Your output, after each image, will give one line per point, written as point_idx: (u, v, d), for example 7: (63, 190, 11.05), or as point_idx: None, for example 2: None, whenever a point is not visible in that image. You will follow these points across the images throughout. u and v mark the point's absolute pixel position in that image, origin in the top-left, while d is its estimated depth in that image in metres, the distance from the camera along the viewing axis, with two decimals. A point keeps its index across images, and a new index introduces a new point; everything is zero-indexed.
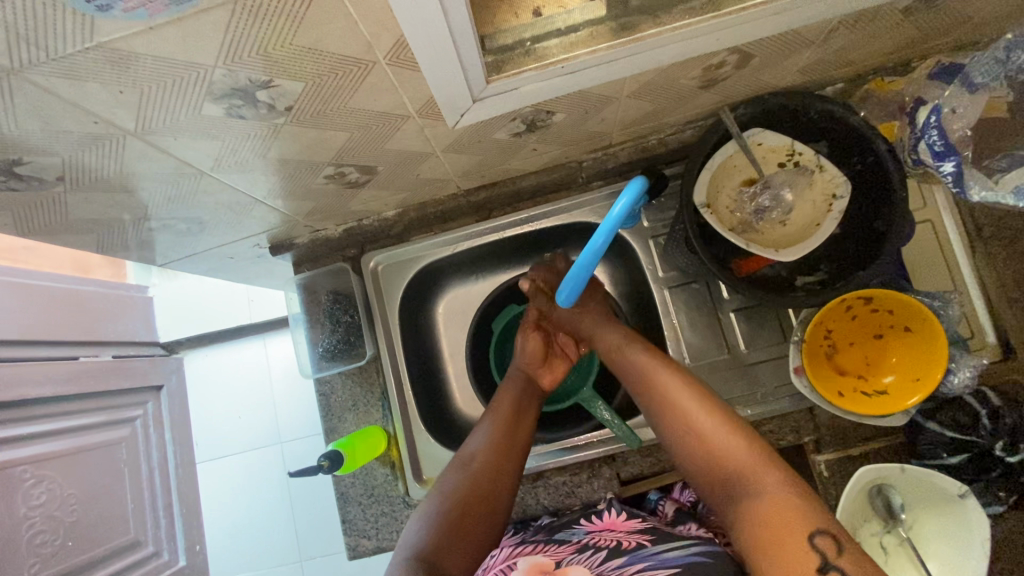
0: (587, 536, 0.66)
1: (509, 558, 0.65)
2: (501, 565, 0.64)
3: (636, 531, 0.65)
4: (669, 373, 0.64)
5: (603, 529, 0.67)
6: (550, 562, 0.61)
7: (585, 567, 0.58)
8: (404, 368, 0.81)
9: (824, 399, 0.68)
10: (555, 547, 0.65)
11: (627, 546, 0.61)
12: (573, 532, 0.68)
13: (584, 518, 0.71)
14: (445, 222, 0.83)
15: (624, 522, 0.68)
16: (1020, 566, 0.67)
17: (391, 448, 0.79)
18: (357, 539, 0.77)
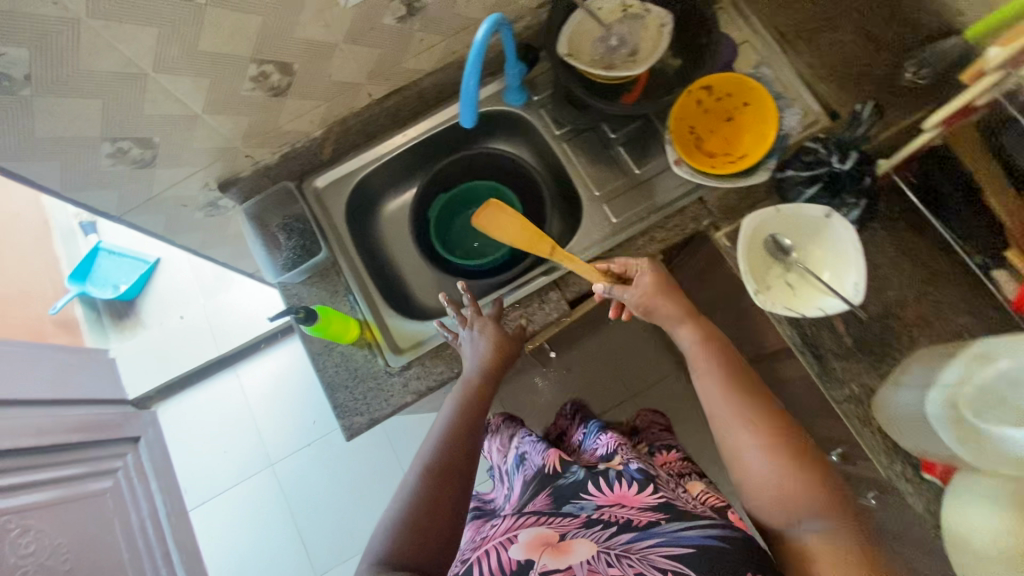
0: (595, 511, 0.75)
1: (510, 531, 0.76)
2: (505, 537, 0.75)
3: (649, 506, 0.73)
4: (730, 405, 0.72)
5: (613, 502, 0.77)
6: (552, 533, 0.71)
7: (591, 540, 0.67)
8: (360, 265, 0.91)
9: (700, 173, 0.83)
10: (560, 521, 0.74)
11: (638, 523, 0.69)
12: (582, 506, 0.77)
13: (593, 486, 0.81)
14: (369, 139, 0.96)
15: (635, 496, 0.76)
16: (891, 266, 0.81)
17: (366, 332, 0.87)
18: (351, 419, 0.84)
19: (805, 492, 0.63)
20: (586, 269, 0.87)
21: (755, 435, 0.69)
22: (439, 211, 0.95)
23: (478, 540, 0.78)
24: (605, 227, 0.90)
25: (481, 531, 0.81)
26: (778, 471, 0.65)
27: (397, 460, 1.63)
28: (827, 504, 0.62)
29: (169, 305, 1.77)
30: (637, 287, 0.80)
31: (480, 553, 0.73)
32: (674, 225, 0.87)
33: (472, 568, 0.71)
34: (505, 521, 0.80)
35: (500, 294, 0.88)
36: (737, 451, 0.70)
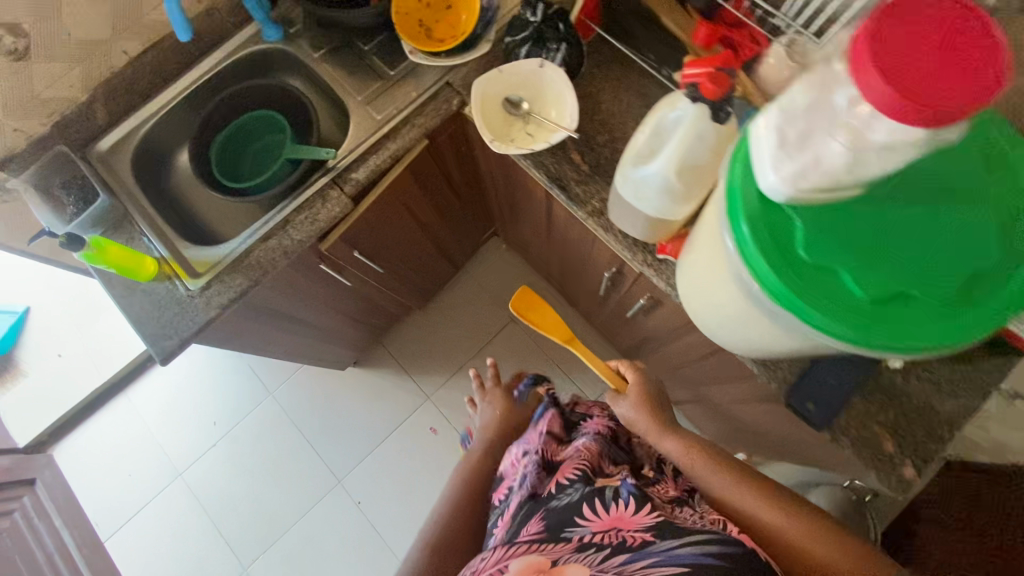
0: (591, 533, 0.74)
1: (501, 559, 0.74)
2: (494, 569, 0.73)
3: (645, 523, 0.73)
4: (743, 481, 0.79)
5: (611, 525, 0.74)
6: (545, 560, 0.72)
7: (584, 565, 0.69)
8: (152, 211, 0.96)
9: (434, 55, 0.94)
10: (553, 546, 0.74)
11: (633, 544, 0.70)
12: (578, 528, 0.76)
13: (590, 504, 0.78)
14: (143, 99, 1.02)
15: (632, 515, 0.75)
16: (613, 98, 0.93)
17: (165, 267, 0.92)
18: (160, 343, 0.89)
19: (820, 544, 0.70)
20: (360, 164, 0.95)
21: (779, 508, 0.74)
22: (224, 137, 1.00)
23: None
24: (371, 124, 0.97)
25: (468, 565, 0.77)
26: (806, 534, 0.71)
27: (302, 436, 1.66)
28: (844, 547, 0.69)
29: (46, 346, 1.75)
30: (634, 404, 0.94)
31: None
32: (429, 110, 0.97)
33: None
34: (494, 548, 0.78)
35: (284, 202, 0.94)
36: (763, 523, 0.74)
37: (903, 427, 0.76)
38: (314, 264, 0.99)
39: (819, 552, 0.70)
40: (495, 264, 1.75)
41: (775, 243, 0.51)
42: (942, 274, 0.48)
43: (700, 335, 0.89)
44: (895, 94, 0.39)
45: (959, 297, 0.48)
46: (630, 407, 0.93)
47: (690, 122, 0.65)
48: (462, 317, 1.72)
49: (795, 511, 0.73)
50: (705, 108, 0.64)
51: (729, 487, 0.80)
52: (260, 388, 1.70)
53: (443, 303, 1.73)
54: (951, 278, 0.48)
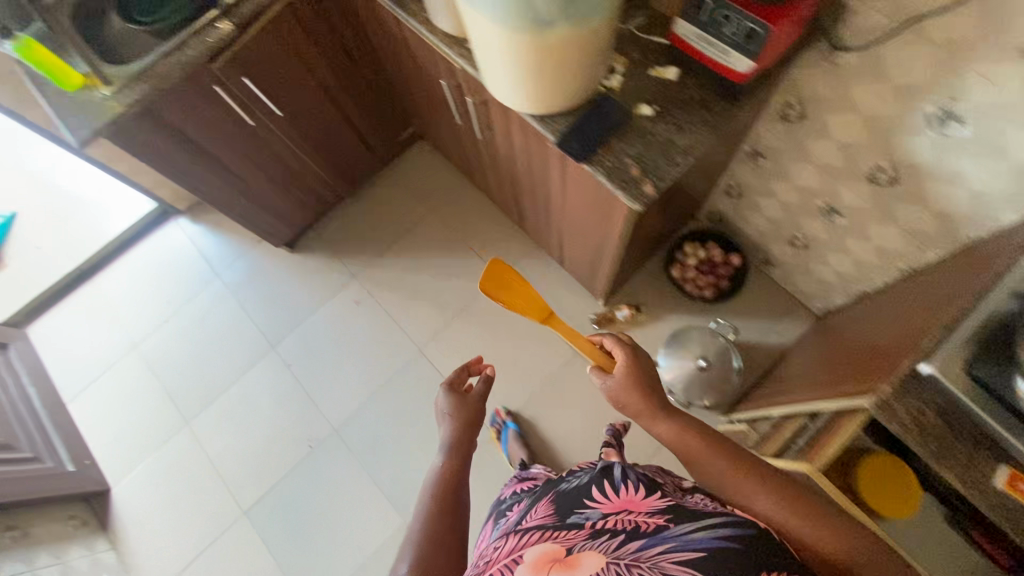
0: (602, 519, 0.77)
1: (516, 550, 0.77)
2: (510, 558, 0.76)
3: (657, 509, 0.76)
4: (771, 485, 0.79)
5: (621, 507, 0.79)
6: (559, 549, 0.73)
7: (596, 552, 0.70)
8: (82, 45, 1.19)
9: None
10: (566, 534, 0.76)
11: (647, 529, 0.73)
12: (588, 513, 0.79)
13: (592, 493, 0.82)
14: None
15: (642, 499, 0.79)
16: None
17: (87, 81, 1.14)
18: (77, 133, 1.10)
19: (816, 525, 0.74)
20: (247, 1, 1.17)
21: (775, 490, 0.78)
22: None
23: (479, 565, 0.80)
24: None
25: (483, 554, 0.82)
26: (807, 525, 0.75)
27: (243, 312, 1.85)
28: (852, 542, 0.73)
29: (27, 240, 2.01)
30: (618, 383, 0.96)
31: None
32: None
33: None
34: (506, 539, 0.81)
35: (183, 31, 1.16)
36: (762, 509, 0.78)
37: (648, 157, 0.93)
38: (211, 86, 1.21)
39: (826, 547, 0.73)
40: (418, 160, 1.95)
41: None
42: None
43: (514, 121, 1.07)
44: None
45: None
46: (619, 382, 0.96)
47: None
48: (389, 209, 1.91)
49: (794, 500, 0.77)
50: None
51: (744, 480, 0.81)
52: (210, 272, 1.91)
53: (370, 195, 1.93)
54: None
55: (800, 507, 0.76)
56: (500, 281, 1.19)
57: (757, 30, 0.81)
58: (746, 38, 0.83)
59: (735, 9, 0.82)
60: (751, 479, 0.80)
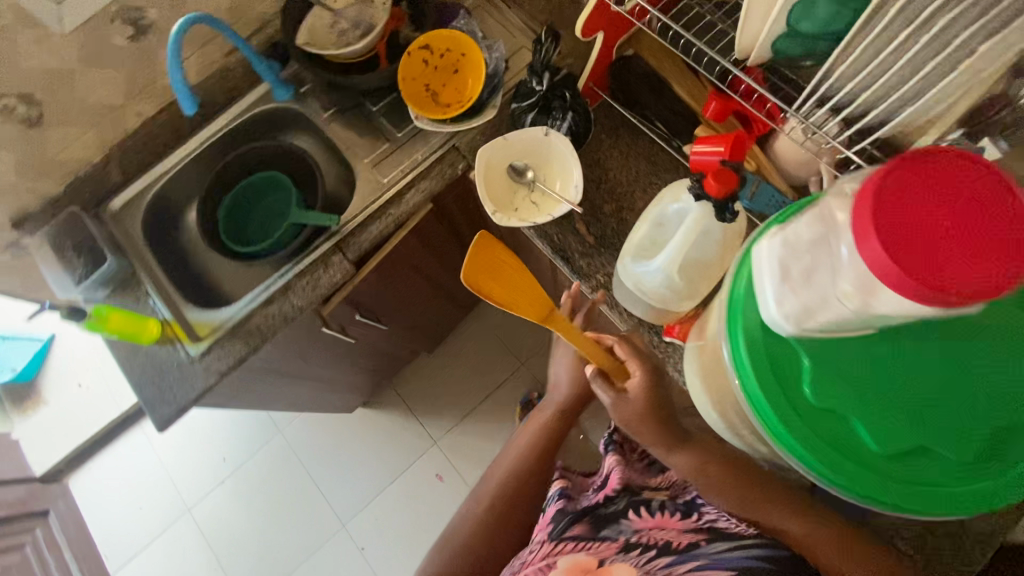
0: (634, 534, 0.70)
1: (549, 555, 0.72)
2: (541, 564, 0.71)
3: (690, 530, 0.68)
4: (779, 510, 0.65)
5: (657, 526, 0.71)
6: (591, 560, 0.67)
7: (629, 565, 0.64)
8: (162, 273, 0.97)
9: (441, 123, 0.91)
10: (598, 546, 0.70)
11: (678, 546, 0.65)
12: (621, 528, 0.73)
13: (632, 509, 0.75)
14: (158, 159, 1.02)
15: (677, 521, 0.71)
16: (620, 168, 0.90)
17: (169, 330, 0.92)
18: (159, 410, 0.88)
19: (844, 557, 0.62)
20: (364, 227, 0.94)
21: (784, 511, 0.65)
22: (249, 182, 1.00)
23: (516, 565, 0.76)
24: (376, 188, 0.97)
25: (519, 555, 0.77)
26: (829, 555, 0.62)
27: (309, 478, 1.64)
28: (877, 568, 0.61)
29: (68, 376, 1.81)
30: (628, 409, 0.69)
31: None
32: (434, 174, 0.96)
33: None
34: (541, 544, 0.76)
35: (286, 267, 0.93)
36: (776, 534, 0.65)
37: (928, 547, 0.69)
38: (315, 327, 0.98)
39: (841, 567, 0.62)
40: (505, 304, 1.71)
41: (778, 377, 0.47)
42: (962, 435, 0.44)
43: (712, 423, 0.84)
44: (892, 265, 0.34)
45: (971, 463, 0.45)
46: (627, 408, 0.69)
47: (696, 217, 0.68)
48: (474, 360, 1.68)
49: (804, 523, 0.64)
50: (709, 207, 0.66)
51: (754, 506, 0.66)
52: (270, 425, 1.69)
53: (451, 345, 1.70)
54: (968, 440, 0.44)
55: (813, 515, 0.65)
56: (489, 266, 0.74)
57: None
58: None
59: None
60: (758, 498, 0.66)
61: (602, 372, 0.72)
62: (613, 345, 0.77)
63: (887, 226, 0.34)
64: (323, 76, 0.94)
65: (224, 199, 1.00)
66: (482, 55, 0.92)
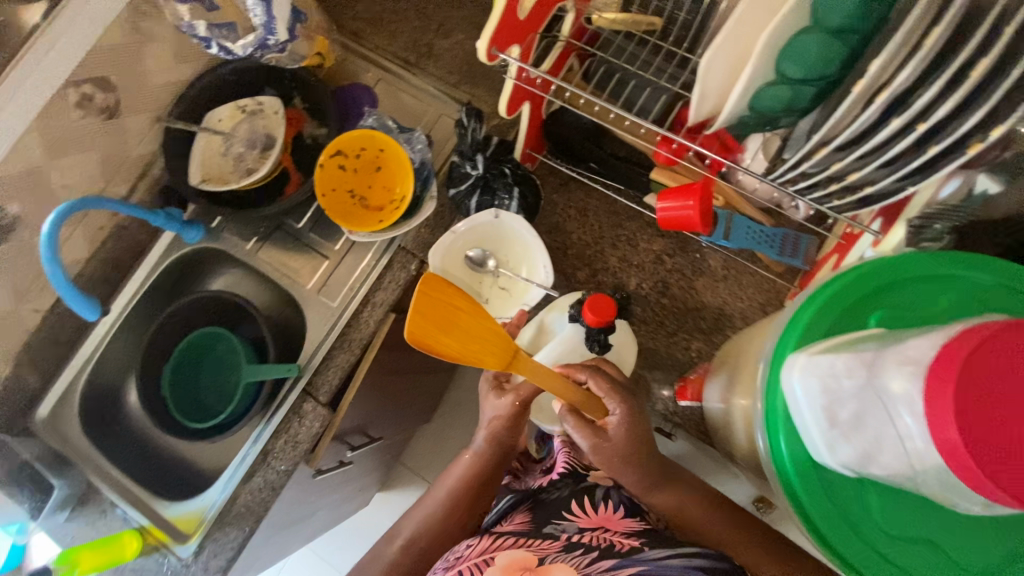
0: (579, 534, 0.60)
1: (483, 551, 0.59)
2: (477, 559, 0.58)
3: (634, 532, 0.59)
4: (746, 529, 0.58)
5: (600, 525, 0.61)
6: (530, 558, 0.56)
7: (570, 565, 0.54)
8: (123, 473, 0.87)
9: (379, 232, 0.82)
10: (540, 542, 0.60)
11: (620, 548, 0.55)
12: (566, 525, 0.62)
13: (578, 502, 0.66)
14: (76, 346, 0.90)
15: (620, 519, 0.62)
16: (582, 226, 0.84)
17: (150, 535, 0.83)
18: None
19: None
20: (329, 363, 0.85)
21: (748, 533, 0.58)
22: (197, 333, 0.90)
23: (448, 561, 0.61)
24: (330, 315, 0.87)
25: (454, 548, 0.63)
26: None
27: None
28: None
29: None
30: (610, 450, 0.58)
31: (451, 575, 0.56)
32: (388, 283, 0.87)
33: None
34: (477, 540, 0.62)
35: (257, 432, 0.84)
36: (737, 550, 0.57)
37: None
38: (311, 477, 0.90)
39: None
40: None
41: (824, 490, 0.44)
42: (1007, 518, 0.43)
43: None
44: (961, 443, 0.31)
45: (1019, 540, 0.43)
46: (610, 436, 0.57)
47: (568, 336, 0.71)
48: (474, 408, 1.62)
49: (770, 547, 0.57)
50: (581, 328, 0.70)
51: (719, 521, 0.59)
52: None
53: (448, 402, 1.62)
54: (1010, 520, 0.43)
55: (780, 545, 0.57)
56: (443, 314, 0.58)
57: None
58: None
59: None
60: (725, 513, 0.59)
61: (573, 408, 0.59)
62: (587, 380, 0.60)
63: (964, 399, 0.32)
64: (233, 215, 0.83)
65: (165, 369, 0.89)
66: (401, 147, 0.83)
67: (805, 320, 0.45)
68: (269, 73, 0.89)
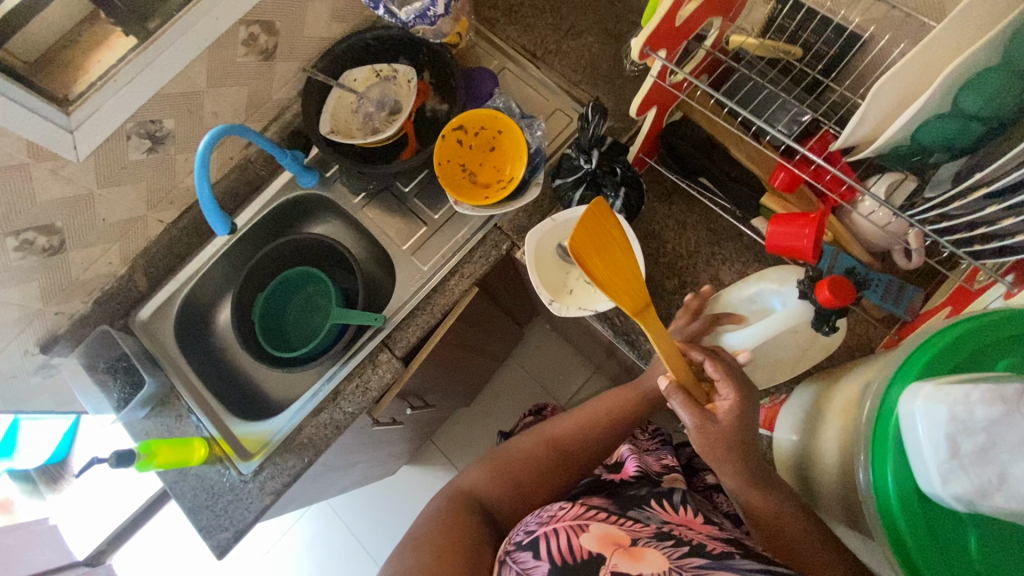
0: (665, 525, 0.59)
1: (577, 514, 0.59)
2: (573, 523, 0.58)
3: (722, 537, 0.57)
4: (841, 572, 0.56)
5: (683, 524, 0.60)
6: (624, 535, 0.56)
7: (664, 556, 0.53)
8: (201, 384, 0.93)
9: (482, 207, 0.85)
10: (630, 523, 0.58)
11: (712, 551, 0.54)
12: (649, 514, 0.61)
13: (657, 499, 0.64)
14: (184, 260, 0.98)
15: (704, 524, 0.60)
16: (677, 238, 0.85)
17: (216, 447, 0.88)
18: (217, 537, 0.84)
19: None
20: (410, 321, 0.89)
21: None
22: (285, 277, 0.95)
23: (540, 516, 0.61)
24: (418, 277, 0.92)
25: (544, 507, 0.62)
26: None
27: (356, 541, 1.61)
28: None
29: None
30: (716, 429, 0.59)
31: (543, 530, 0.57)
32: (478, 257, 0.91)
33: (536, 545, 0.56)
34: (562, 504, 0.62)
35: (332, 371, 0.89)
36: None
37: None
38: (367, 426, 0.94)
39: None
40: (538, 345, 1.66)
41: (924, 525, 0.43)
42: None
43: None
44: None
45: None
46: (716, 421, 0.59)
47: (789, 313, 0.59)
48: (512, 404, 1.63)
49: None
50: (811, 307, 0.58)
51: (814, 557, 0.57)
52: None
53: (487, 391, 1.65)
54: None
55: None
56: (597, 239, 0.60)
57: None
58: None
59: None
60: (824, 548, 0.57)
61: (683, 386, 0.61)
62: (703, 361, 0.61)
63: None
64: (350, 166, 0.89)
65: (260, 297, 0.94)
66: (520, 131, 0.86)
67: (926, 356, 0.46)
68: (408, 44, 0.94)
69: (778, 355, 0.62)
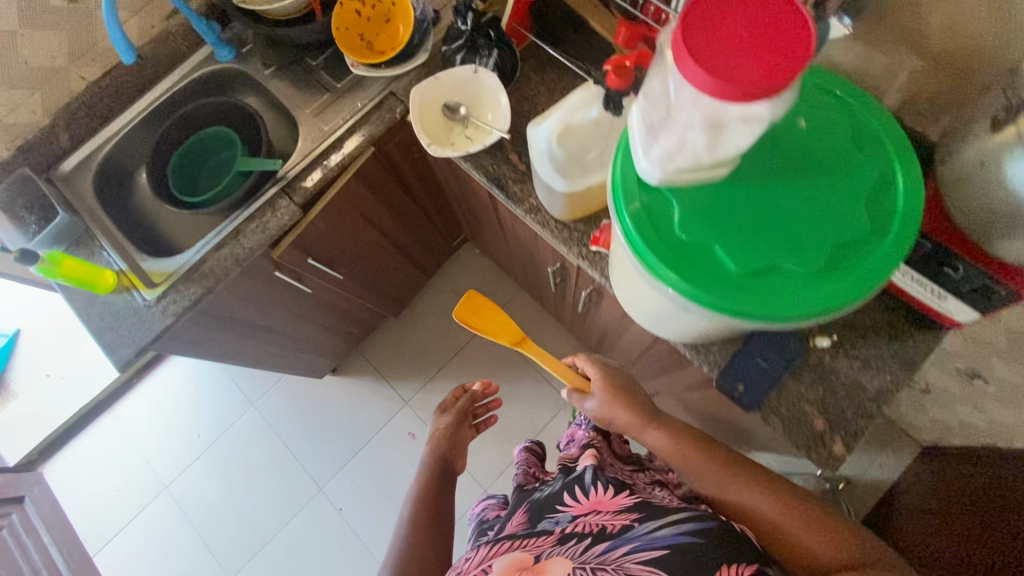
0: (570, 523, 0.77)
1: (487, 558, 0.79)
2: (478, 569, 0.77)
3: (623, 509, 0.76)
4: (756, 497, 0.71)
5: (591, 509, 0.79)
6: (528, 556, 0.74)
7: (565, 558, 0.71)
8: (115, 228, 1.00)
9: (375, 68, 0.96)
10: (536, 540, 0.77)
11: (612, 530, 0.72)
12: (559, 518, 0.80)
13: (574, 490, 0.84)
14: (106, 121, 1.06)
15: (610, 500, 0.79)
16: (547, 101, 0.97)
17: (126, 279, 0.96)
18: (119, 352, 0.92)
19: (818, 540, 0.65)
20: (309, 173, 0.99)
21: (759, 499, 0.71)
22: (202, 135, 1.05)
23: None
24: (319, 136, 1.01)
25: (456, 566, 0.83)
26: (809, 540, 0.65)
27: (286, 448, 1.68)
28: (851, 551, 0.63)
29: (35, 365, 1.78)
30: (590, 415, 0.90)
31: None
32: (374, 119, 1.01)
33: None
34: (481, 549, 0.83)
35: (235, 213, 0.98)
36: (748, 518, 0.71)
37: (831, 403, 0.78)
38: (270, 271, 1.03)
39: (808, 545, 0.65)
40: (467, 267, 1.77)
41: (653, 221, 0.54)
42: (816, 249, 0.50)
43: None
44: (711, 79, 0.41)
45: (827, 268, 0.51)
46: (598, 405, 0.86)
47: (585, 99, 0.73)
48: (440, 322, 1.73)
49: (776, 501, 0.69)
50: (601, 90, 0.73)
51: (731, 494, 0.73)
52: (243, 400, 1.72)
53: (418, 308, 1.75)
54: (819, 249, 0.50)
55: (791, 507, 0.68)
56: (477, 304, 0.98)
57: (997, 289, 0.65)
58: (974, 292, 0.66)
59: (967, 261, 0.66)
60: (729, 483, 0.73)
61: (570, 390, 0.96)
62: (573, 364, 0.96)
63: (695, 47, 0.42)
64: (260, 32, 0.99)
65: (175, 154, 1.05)
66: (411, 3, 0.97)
67: None
68: None
69: (584, 153, 0.73)
